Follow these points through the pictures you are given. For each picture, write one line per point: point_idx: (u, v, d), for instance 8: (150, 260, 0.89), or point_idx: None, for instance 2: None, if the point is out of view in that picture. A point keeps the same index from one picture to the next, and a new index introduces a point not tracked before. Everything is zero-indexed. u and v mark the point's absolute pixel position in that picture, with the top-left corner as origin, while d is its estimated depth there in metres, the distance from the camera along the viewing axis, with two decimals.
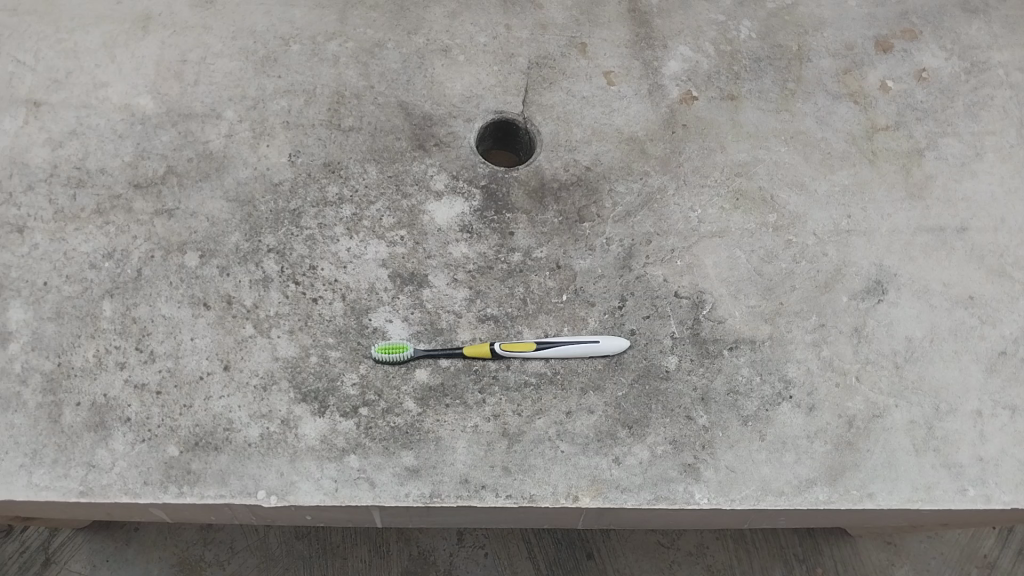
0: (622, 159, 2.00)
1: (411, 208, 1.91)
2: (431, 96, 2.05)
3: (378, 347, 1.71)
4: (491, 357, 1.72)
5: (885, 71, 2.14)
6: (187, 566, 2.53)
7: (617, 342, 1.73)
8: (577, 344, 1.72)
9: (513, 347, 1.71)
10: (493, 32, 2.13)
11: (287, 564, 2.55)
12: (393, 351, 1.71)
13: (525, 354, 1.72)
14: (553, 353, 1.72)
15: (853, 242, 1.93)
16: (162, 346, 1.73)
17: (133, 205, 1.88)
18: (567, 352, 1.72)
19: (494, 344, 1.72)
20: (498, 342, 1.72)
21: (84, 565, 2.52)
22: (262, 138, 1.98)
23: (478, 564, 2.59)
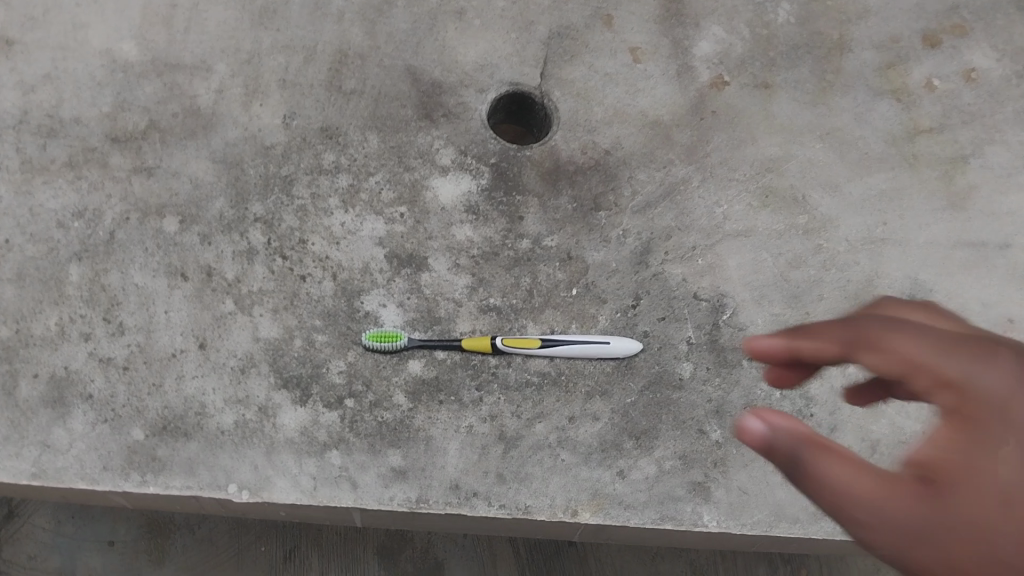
0: (645, 144, 1.85)
1: (413, 183, 1.76)
2: (442, 62, 1.88)
3: (368, 334, 1.57)
4: (492, 353, 1.58)
5: (932, 68, 1.99)
6: (154, 525, 2.39)
7: (629, 344, 1.60)
8: (586, 344, 1.58)
9: (516, 343, 1.56)
10: None
11: (258, 530, 2.41)
12: (384, 338, 1.57)
13: (529, 351, 1.57)
14: (560, 352, 1.58)
15: (886, 252, 1.80)
16: (132, 318, 1.58)
17: (109, 161, 1.73)
18: (575, 352, 1.57)
19: (495, 339, 1.57)
20: (500, 337, 1.57)
21: (48, 521, 2.41)
22: (254, 96, 1.81)
23: (455, 543, 2.44)
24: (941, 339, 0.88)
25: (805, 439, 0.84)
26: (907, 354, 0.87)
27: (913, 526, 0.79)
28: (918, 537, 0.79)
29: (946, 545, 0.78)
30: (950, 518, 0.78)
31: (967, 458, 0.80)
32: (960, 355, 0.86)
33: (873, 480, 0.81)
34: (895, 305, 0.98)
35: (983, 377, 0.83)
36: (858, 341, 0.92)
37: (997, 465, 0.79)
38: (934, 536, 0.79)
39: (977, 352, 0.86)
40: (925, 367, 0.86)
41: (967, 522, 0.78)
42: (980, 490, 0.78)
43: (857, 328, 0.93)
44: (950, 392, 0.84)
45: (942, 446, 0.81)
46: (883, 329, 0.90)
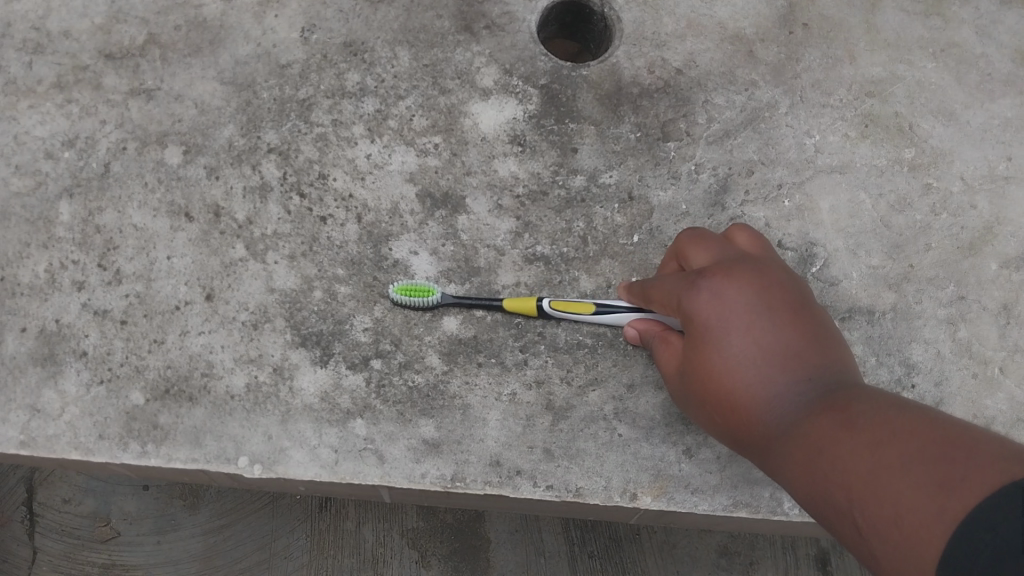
0: (724, 62, 1.56)
1: (449, 108, 1.51)
2: None
3: (397, 287, 1.36)
4: (538, 316, 1.36)
5: None
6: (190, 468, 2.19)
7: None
8: (647, 318, 1.31)
9: (565, 306, 1.33)
10: None
11: None
12: (418, 295, 1.36)
13: (581, 318, 1.35)
14: (616, 322, 1.34)
15: (1010, 194, 1.51)
16: (131, 264, 1.39)
17: (103, 81, 1.50)
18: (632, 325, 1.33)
19: (541, 301, 1.34)
20: (546, 301, 1.34)
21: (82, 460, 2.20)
22: (267, 5, 1.55)
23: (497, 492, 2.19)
24: (707, 296, 1.08)
25: (657, 334, 1.26)
26: (690, 309, 1.09)
27: (687, 407, 1.17)
28: (692, 414, 1.16)
29: (710, 426, 1.13)
30: (709, 411, 1.09)
31: (717, 379, 1.06)
32: (714, 304, 1.07)
33: (671, 376, 1.19)
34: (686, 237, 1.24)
35: (726, 314, 1.06)
36: (663, 300, 1.18)
37: (732, 372, 1.04)
38: (703, 418, 1.13)
39: (723, 304, 1.07)
40: (701, 319, 1.08)
41: (717, 412, 1.07)
42: (725, 394, 1.05)
43: (659, 290, 1.19)
44: (704, 335, 1.07)
45: (699, 369, 1.08)
46: (685, 292, 1.11)
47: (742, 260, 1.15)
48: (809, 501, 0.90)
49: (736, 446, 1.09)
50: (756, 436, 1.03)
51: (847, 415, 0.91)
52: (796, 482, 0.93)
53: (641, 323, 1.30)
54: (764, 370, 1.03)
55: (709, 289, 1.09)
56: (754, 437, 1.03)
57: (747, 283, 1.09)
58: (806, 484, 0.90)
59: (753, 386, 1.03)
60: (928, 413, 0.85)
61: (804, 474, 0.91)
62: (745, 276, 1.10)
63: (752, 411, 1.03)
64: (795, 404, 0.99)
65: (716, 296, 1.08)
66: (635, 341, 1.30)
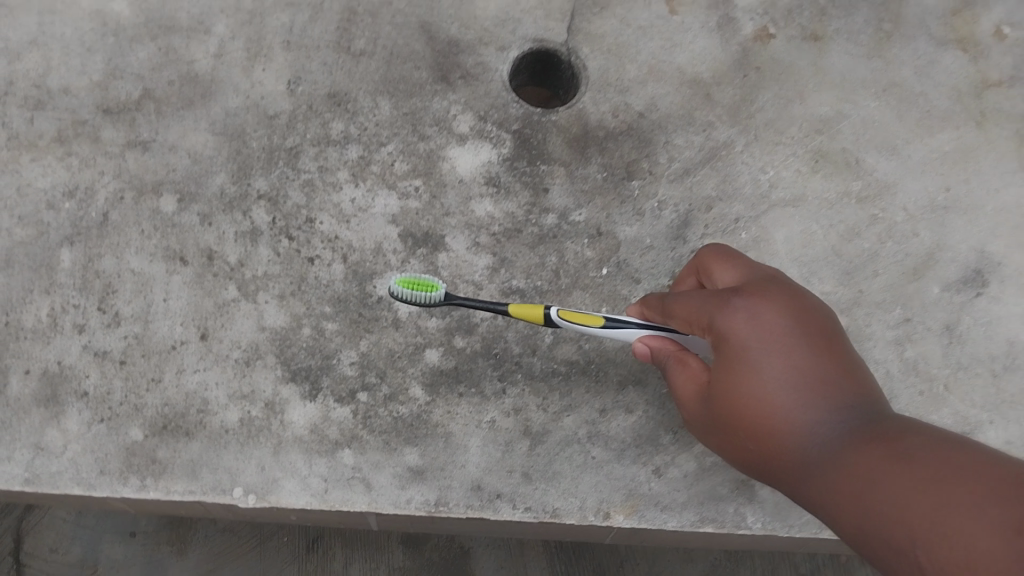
0: (683, 105, 1.68)
1: (429, 153, 1.61)
2: (458, 18, 1.72)
3: (399, 278, 1.42)
4: (544, 324, 1.36)
5: (1002, 14, 1.80)
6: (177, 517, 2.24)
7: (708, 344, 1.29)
8: (656, 335, 1.30)
9: (573, 317, 1.34)
10: None
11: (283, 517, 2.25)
12: (420, 297, 1.40)
13: (586, 329, 1.35)
14: (620, 337, 1.34)
15: (949, 222, 1.62)
16: (129, 307, 1.47)
17: (101, 134, 1.60)
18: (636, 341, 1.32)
19: (550, 310, 1.35)
20: (554, 310, 1.34)
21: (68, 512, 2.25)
22: (256, 60, 1.66)
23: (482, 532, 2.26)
24: (746, 318, 1.12)
25: (673, 353, 1.24)
26: (727, 329, 1.12)
27: (708, 431, 1.18)
28: (712, 438, 1.18)
29: (732, 451, 1.15)
30: (737, 433, 1.12)
31: (752, 401, 1.08)
32: (753, 327, 1.11)
33: (690, 401, 1.21)
34: (711, 259, 1.30)
35: (765, 338, 1.10)
36: (689, 320, 1.20)
37: (767, 395, 1.07)
38: (724, 442, 1.16)
39: (762, 329, 1.11)
40: (740, 341, 1.11)
41: (745, 433, 1.10)
42: (760, 417, 1.08)
43: (683, 310, 1.21)
44: (741, 357, 1.10)
45: (733, 391, 1.10)
46: (718, 311, 1.14)
47: (774, 285, 1.18)
48: (841, 520, 0.94)
49: (759, 470, 1.12)
50: (785, 459, 1.06)
51: (890, 443, 0.94)
52: (831, 503, 0.96)
53: (651, 338, 1.27)
54: (802, 394, 1.07)
55: (747, 312, 1.12)
56: (786, 460, 1.06)
57: (784, 310, 1.13)
58: (841, 503, 0.94)
59: (789, 410, 1.06)
60: (969, 441, 0.90)
61: (840, 494, 0.95)
62: (781, 303, 1.14)
63: (788, 434, 1.06)
64: (831, 429, 1.03)
65: (755, 320, 1.11)
66: (646, 356, 1.27)
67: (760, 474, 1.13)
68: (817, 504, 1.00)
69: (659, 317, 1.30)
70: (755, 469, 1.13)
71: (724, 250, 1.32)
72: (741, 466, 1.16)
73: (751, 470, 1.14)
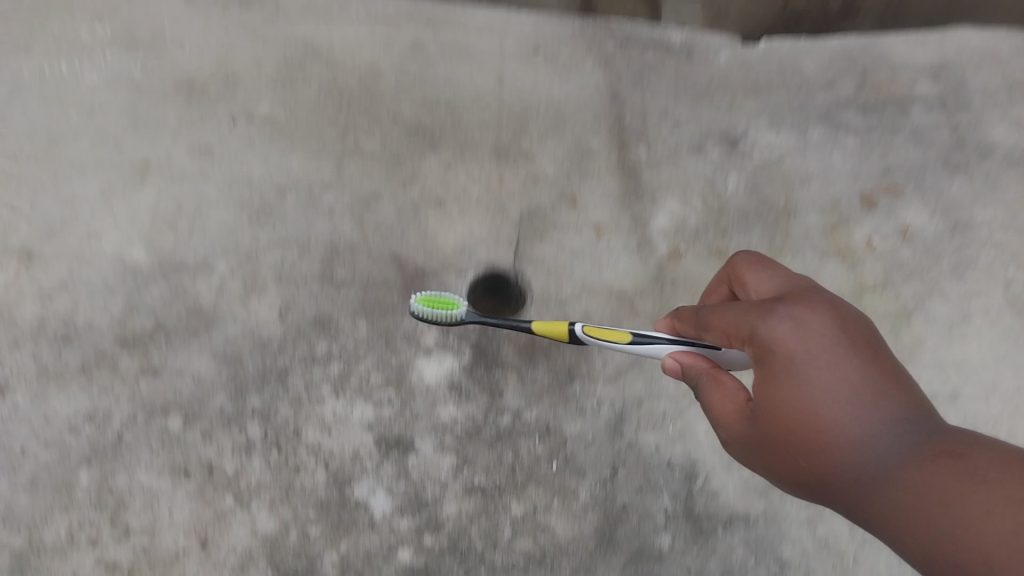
0: (611, 317, 2.00)
1: (400, 365, 1.90)
2: (423, 249, 2.07)
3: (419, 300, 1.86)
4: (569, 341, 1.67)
5: (872, 227, 2.17)
6: None
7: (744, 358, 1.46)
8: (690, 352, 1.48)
9: (595, 332, 1.64)
10: (484, 183, 2.19)
11: None
12: (442, 315, 1.81)
13: (612, 343, 1.63)
14: (649, 351, 1.59)
15: None
16: (137, 520, 1.70)
17: (119, 364, 1.86)
18: (666, 355, 1.56)
19: (573, 326, 1.66)
20: (578, 325, 1.65)
21: None
22: (252, 292, 1.97)
23: None
24: (792, 330, 1.25)
25: (705, 371, 1.41)
26: (774, 340, 1.26)
27: (748, 442, 1.30)
28: (752, 453, 1.30)
29: (774, 462, 1.27)
30: (785, 446, 1.24)
31: (804, 409, 1.21)
32: (800, 338, 1.24)
33: (727, 413, 1.33)
34: (746, 267, 1.48)
35: (813, 347, 1.23)
36: (728, 329, 1.35)
37: (813, 407, 1.20)
38: (768, 456, 1.27)
39: (807, 336, 1.24)
40: (787, 348, 1.24)
41: (798, 449, 1.22)
42: (812, 429, 1.20)
43: (724, 321, 1.36)
44: (789, 365, 1.23)
45: (780, 396, 1.23)
46: (766, 321, 1.28)
47: (809, 291, 1.34)
48: (914, 523, 1.08)
49: (806, 480, 1.24)
50: (837, 469, 1.19)
51: (953, 463, 1.08)
52: (902, 509, 1.10)
53: (681, 354, 1.47)
54: (852, 396, 1.20)
55: (793, 322, 1.26)
56: (840, 462, 1.19)
57: (821, 306, 1.28)
58: (916, 511, 1.08)
59: (841, 414, 1.19)
60: (1015, 449, 1.07)
61: (911, 501, 1.09)
62: (818, 302, 1.29)
63: (842, 441, 1.18)
64: (884, 435, 1.16)
65: (799, 328, 1.25)
66: (675, 371, 1.45)
67: (808, 484, 1.25)
68: (883, 513, 1.13)
69: (695, 327, 1.48)
70: (803, 481, 1.25)
71: (749, 257, 1.50)
72: (790, 478, 1.28)
73: (798, 481, 1.26)
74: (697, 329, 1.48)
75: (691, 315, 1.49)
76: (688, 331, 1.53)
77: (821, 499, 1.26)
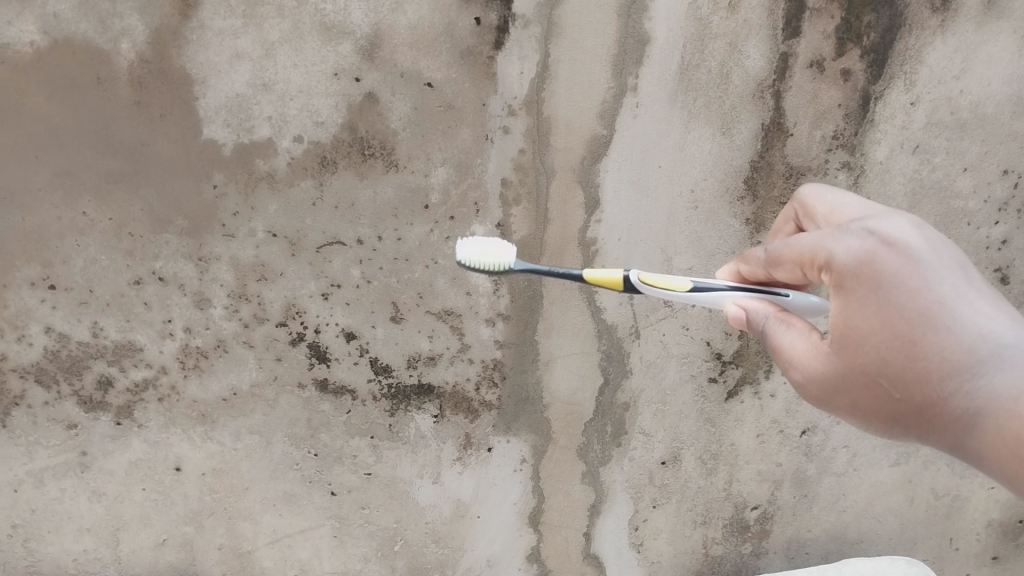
0: None
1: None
2: (339, 433, 2.05)
3: (464, 258, 1.52)
4: (625, 290, 1.38)
5: None
6: None
7: (814, 304, 1.24)
8: (752, 297, 1.29)
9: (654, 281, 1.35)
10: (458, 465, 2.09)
11: None
12: (490, 267, 1.50)
13: (669, 294, 1.36)
14: (710, 300, 1.33)
15: None
16: None
17: None
18: (730, 302, 1.30)
19: (628, 274, 1.36)
20: (632, 272, 1.36)
21: None
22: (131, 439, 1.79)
23: None
24: (875, 247, 1.05)
25: (771, 314, 1.22)
26: (854, 260, 1.05)
27: (836, 383, 1.10)
28: (840, 392, 1.10)
29: (867, 400, 1.08)
30: (876, 378, 1.06)
31: (892, 331, 1.02)
32: (884, 253, 1.04)
33: (811, 351, 1.14)
34: (802, 203, 1.25)
35: (903, 262, 1.03)
36: (803, 260, 1.13)
37: (890, 301, 1.03)
38: (855, 391, 1.08)
39: (897, 250, 1.04)
40: (872, 273, 1.04)
41: (889, 378, 1.04)
42: (902, 357, 1.02)
43: (796, 252, 1.14)
44: (873, 293, 1.04)
45: (865, 319, 1.05)
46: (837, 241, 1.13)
47: (862, 206, 1.17)
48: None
49: (902, 413, 1.04)
50: (927, 398, 1.00)
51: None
52: (1011, 453, 0.88)
53: (745, 301, 1.27)
54: (957, 317, 0.98)
55: (876, 241, 1.06)
56: (935, 402, 0.99)
57: (905, 220, 1.08)
58: None
59: (940, 331, 0.99)
60: None
61: (1018, 443, 0.87)
62: (901, 219, 1.08)
63: (937, 359, 0.98)
64: (992, 342, 0.94)
65: (884, 245, 1.05)
66: (740, 317, 1.25)
67: (912, 427, 1.03)
68: (993, 451, 0.90)
69: (762, 271, 1.26)
70: (897, 415, 1.05)
71: (818, 191, 1.24)
72: (879, 423, 1.07)
73: (893, 417, 1.06)
74: (765, 272, 1.25)
75: (755, 258, 1.27)
76: (754, 277, 1.29)
77: (920, 439, 1.05)
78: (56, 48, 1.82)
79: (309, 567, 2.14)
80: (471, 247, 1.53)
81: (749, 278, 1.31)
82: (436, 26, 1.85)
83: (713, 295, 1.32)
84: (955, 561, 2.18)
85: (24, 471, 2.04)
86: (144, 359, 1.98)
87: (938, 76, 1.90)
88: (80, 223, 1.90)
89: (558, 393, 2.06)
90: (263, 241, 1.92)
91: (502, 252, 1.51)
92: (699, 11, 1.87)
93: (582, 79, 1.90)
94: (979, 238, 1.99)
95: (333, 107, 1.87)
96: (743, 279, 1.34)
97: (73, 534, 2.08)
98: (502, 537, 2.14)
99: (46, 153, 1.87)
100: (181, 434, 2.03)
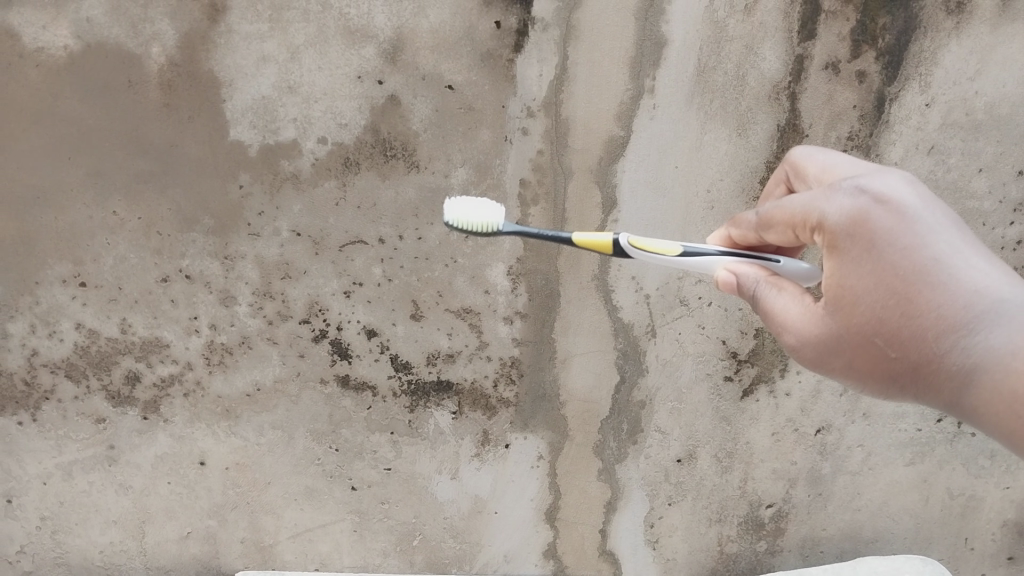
0: None
1: None
2: (358, 429, 2.08)
3: (455, 221, 1.53)
4: (615, 254, 1.37)
5: None
6: None
7: (804, 269, 1.25)
8: (743, 261, 1.29)
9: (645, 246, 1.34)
10: (474, 462, 2.11)
11: None
12: (477, 226, 1.52)
13: (661, 259, 1.35)
14: (700, 265, 1.32)
15: None
16: None
17: None
18: (721, 266, 1.30)
19: (617, 239, 1.36)
20: (622, 236, 1.36)
21: None
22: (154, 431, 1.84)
23: None
24: (867, 207, 1.08)
25: (762, 278, 1.22)
26: (847, 220, 1.08)
27: (831, 344, 1.13)
28: (834, 353, 1.13)
29: (862, 361, 1.11)
30: (871, 337, 1.09)
31: (888, 290, 1.06)
32: (877, 212, 1.07)
33: (805, 312, 1.16)
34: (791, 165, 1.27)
35: (896, 221, 1.06)
36: (794, 221, 1.15)
37: (883, 260, 1.06)
38: (851, 352, 1.11)
39: (890, 208, 1.07)
40: (866, 232, 1.07)
41: (886, 338, 1.08)
42: (898, 316, 1.05)
43: (787, 213, 1.15)
44: (867, 254, 1.08)
45: (860, 279, 1.09)
46: None
47: (853, 164, 1.19)
48: None
49: (897, 371, 1.08)
50: (923, 356, 1.04)
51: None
52: (1007, 408, 0.91)
53: (735, 266, 1.27)
54: (952, 275, 1.02)
55: (868, 199, 1.08)
56: (931, 359, 1.03)
57: (896, 179, 1.11)
58: None
59: (935, 288, 1.03)
60: None
61: (1016, 399, 0.90)
62: (894, 177, 1.11)
63: (932, 317, 1.02)
64: (988, 298, 0.98)
65: (876, 204, 1.08)
66: (731, 283, 1.25)
67: (911, 385, 1.07)
68: (989, 406, 0.94)
69: (752, 234, 1.25)
70: (894, 374, 1.08)
71: (808, 151, 1.26)
72: (876, 382, 1.11)
73: (890, 377, 1.09)
74: (755, 235, 1.25)
75: (745, 221, 1.26)
76: (745, 241, 1.29)
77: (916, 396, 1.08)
78: (90, 51, 1.87)
79: (329, 560, 2.17)
80: (456, 216, 1.53)
81: (740, 242, 1.31)
82: (457, 30, 1.87)
83: (705, 260, 1.31)
84: (970, 561, 2.17)
85: (53, 464, 2.08)
86: (170, 356, 2.01)
87: (953, 78, 1.90)
88: (110, 222, 1.94)
89: (575, 390, 2.07)
90: (288, 240, 1.95)
91: (491, 213, 1.53)
92: (716, 13, 1.87)
93: (601, 82, 1.91)
94: (994, 238, 1.99)
95: (356, 109, 1.90)
96: (733, 244, 1.33)
97: (100, 527, 2.12)
98: (519, 533, 2.15)
99: (79, 153, 1.91)
100: (205, 429, 2.07)
